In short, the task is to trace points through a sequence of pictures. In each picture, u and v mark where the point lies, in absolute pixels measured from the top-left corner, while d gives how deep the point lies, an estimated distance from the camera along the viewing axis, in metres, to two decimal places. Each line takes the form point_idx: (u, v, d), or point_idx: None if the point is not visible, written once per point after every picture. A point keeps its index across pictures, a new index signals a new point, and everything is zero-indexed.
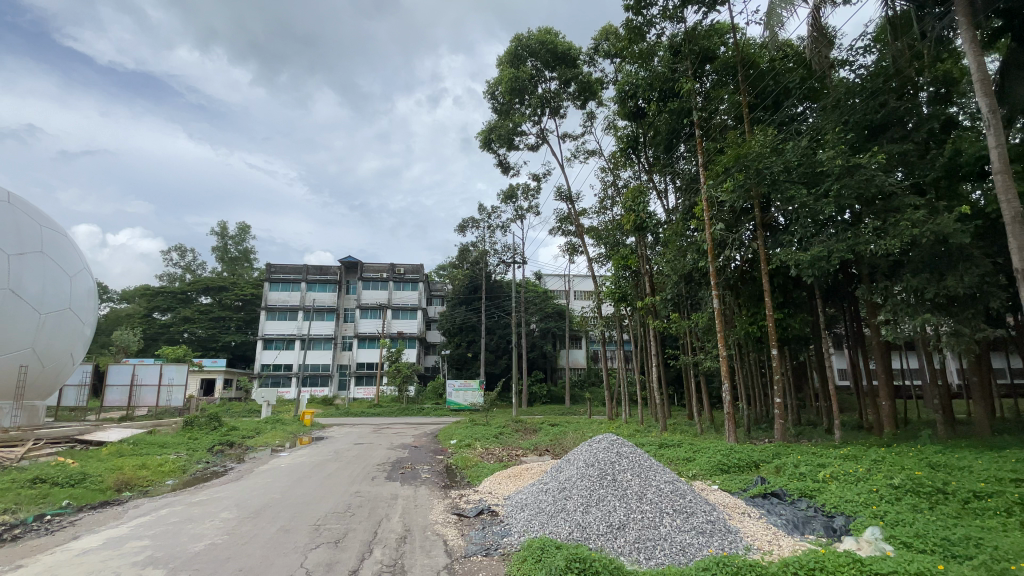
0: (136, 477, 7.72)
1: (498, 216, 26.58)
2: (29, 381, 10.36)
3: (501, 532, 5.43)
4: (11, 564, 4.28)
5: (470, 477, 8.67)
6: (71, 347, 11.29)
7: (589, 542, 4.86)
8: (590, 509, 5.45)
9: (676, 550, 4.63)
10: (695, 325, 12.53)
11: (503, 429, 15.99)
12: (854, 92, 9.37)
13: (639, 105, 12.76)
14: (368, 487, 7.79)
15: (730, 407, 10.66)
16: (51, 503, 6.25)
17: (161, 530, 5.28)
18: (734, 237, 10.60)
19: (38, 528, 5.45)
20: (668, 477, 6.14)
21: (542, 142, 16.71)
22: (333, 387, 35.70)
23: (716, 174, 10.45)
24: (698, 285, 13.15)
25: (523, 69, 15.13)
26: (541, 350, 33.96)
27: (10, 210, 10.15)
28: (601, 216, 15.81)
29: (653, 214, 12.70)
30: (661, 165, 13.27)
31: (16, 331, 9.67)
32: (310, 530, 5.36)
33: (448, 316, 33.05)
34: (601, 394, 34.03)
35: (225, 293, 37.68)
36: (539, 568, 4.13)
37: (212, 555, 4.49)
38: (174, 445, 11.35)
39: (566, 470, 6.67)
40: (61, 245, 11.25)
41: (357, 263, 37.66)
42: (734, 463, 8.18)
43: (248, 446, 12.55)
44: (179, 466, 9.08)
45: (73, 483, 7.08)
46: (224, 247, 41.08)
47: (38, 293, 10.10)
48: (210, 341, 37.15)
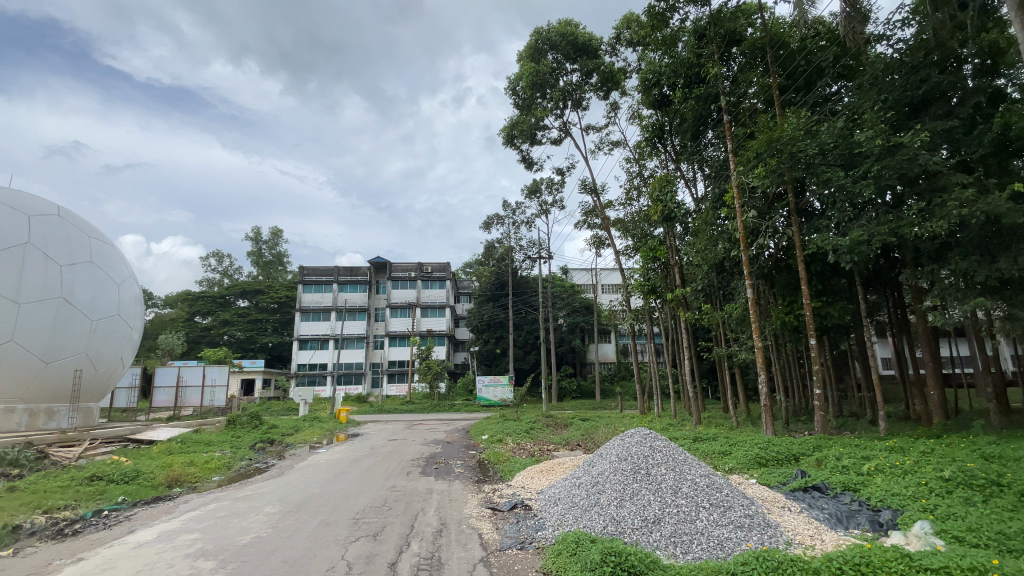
0: (185, 473, 8.08)
1: (523, 212, 26.54)
2: (83, 384, 10.93)
3: (536, 526, 5.45)
4: (73, 557, 4.54)
5: (502, 472, 8.72)
6: (121, 352, 11.86)
7: (624, 536, 4.82)
8: (624, 503, 5.42)
9: (713, 545, 4.56)
10: (728, 316, 12.25)
11: (533, 425, 15.88)
12: (892, 69, 9.00)
13: (664, 93, 12.52)
14: (404, 481, 7.94)
15: (768, 400, 10.23)
16: (109, 500, 6.61)
17: (210, 523, 5.53)
18: (767, 225, 10.25)
19: (96, 522, 5.77)
20: (704, 471, 6.05)
21: (565, 135, 16.54)
22: (367, 385, 36.38)
23: (747, 161, 10.17)
24: (730, 275, 12.81)
25: (544, 63, 15.02)
26: (570, 344, 33.82)
27: (59, 223, 10.86)
28: (627, 208, 15.62)
29: (681, 204, 12.42)
30: (688, 153, 12.97)
31: (69, 338, 10.24)
32: (349, 524, 5.49)
33: (475, 313, 33.37)
34: (632, 388, 33.72)
35: (261, 296, 38.84)
36: (575, 562, 4.14)
37: (257, 548, 4.65)
38: (219, 443, 11.80)
39: (598, 464, 6.65)
40: (109, 254, 11.89)
41: (385, 264, 38.32)
42: (772, 456, 7.98)
43: (288, 443, 12.99)
44: (224, 463, 9.46)
45: (127, 480, 7.48)
46: (259, 251, 42.47)
47: (89, 301, 10.69)
48: (249, 343, 38.45)
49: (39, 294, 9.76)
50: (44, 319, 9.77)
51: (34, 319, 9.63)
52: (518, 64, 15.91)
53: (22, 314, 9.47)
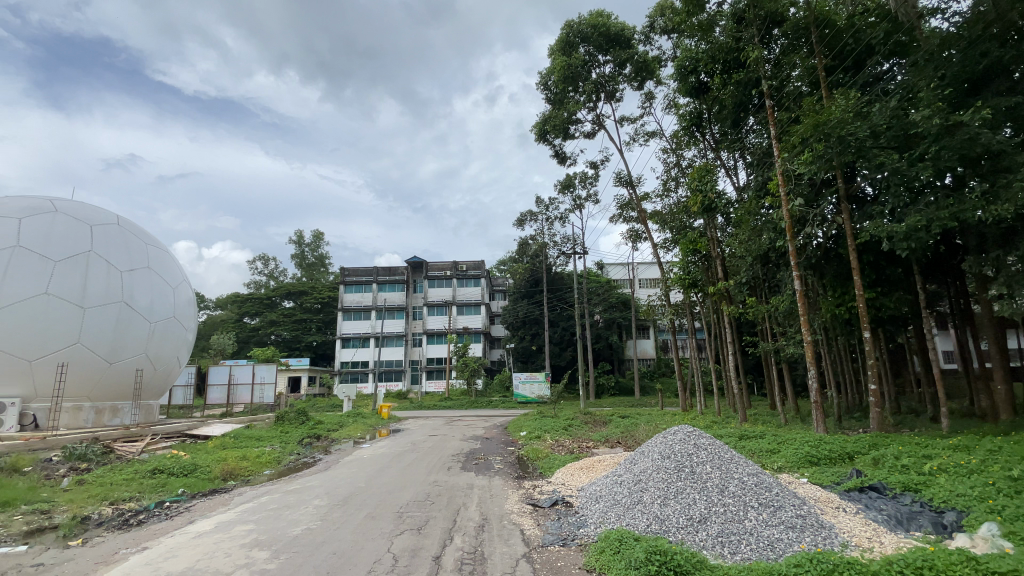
0: (239, 467, 8.48)
1: (557, 207, 26.39)
2: (144, 383, 11.62)
3: (577, 523, 5.41)
4: (139, 545, 4.82)
5: (542, 468, 8.71)
6: (177, 352, 12.53)
7: (669, 535, 4.72)
8: (668, 502, 5.30)
9: (763, 545, 4.40)
10: (774, 309, 11.81)
11: (571, 422, 15.77)
12: (948, 44, 8.35)
13: (702, 80, 12.16)
14: (446, 476, 8.07)
15: (818, 396, 9.79)
16: (170, 492, 7.01)
17: (263, 515, 5.77)
18: (815, 213, 9.78)
19: (159, 513, 6.12)
20: (752, 469, 5.85)
21: (598, 128, 16.30)
22: (407, 382, 37.17)
23: (792, 147, 9.76)
24: (775, 266, 12.33)
25: (576, 56, 14.83)
26: (607, 340, 33.42)
27: (119, 232, 11.58)
28: (664, 199, 15.28)
29: (722, 194, 12.01)
30: (728, 141, 12.54)
31: (130, 339, 10.89)
32: (393, 518, 5.60)
33: (511, 310, 33.50)
34: (672, 385, 33.05)
35: (305, 297, 40.22)
36: (618, 561, 4.08)
37: (308, 540, 4.82)
38: (270, 438, 12.33)
39: (640, 462, 6.54)
40: (165, 260, 12.58)
41: (422, 263, 38.87)
42: (824, 455, 7.64)
43: (333, 438, 13.42)
44: (275, 457, 9.85)
45: (186, 473, 7.90)
46: (302, 253, 43.98)
47: (147, 304, 11.35)
48: (295, 342, 39.94)
49: (103, 298, 10.47)
50: (108, 321, 10.46)
51: (99, 321, 10.32)
52: (550, 58, 15.77)
53: (88, 317, 10.18)
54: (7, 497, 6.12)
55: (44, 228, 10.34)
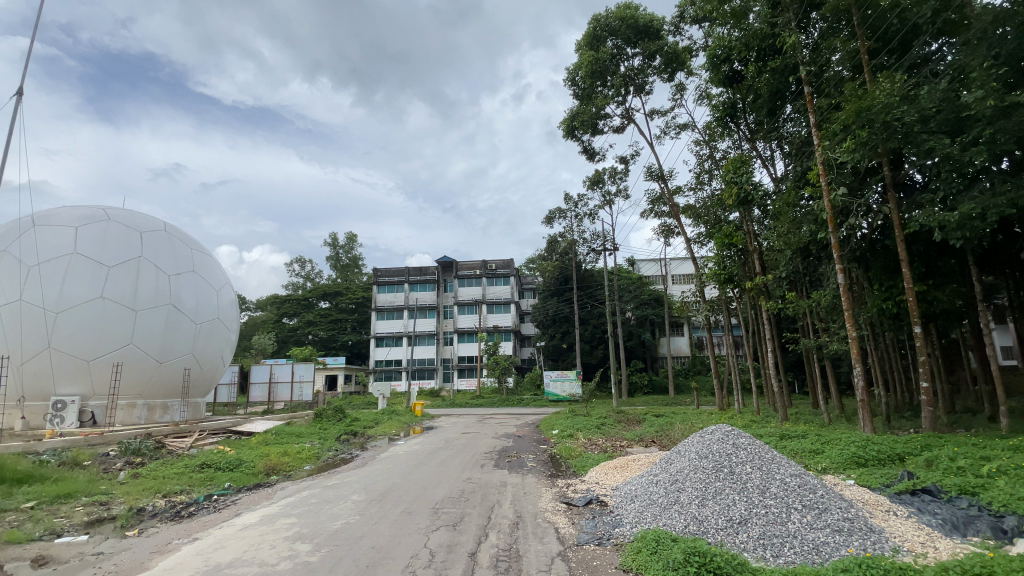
0: (281, 463, 8.77)
1: (586, 204, 26.18)
2: (191, 381, 12.15)
3: (613, 523, 5.34)
4: (190, 536, 5.05)
5: (575, 467, 8.65)
6: (221, 352, 13.04)
7: (707, 536, 4.60)
8: (706, 502, 5.18)
9: (808, 549, 4.24)
10: (815, 304, 11.39)
11: (604, 421, 15.60)
12: (1002, 21, 7.70)
13: (736, 69, 11.82)
14: (479, 474, 8.12)
15: (864, 394, 9.36)
16: (217, 486, 7.32)
17: (304, 509, 5.95)
18: (859, 203, 9.35)
19: (207, 506, 6.40)
20: (795, 470, 5.64)
21: (628, 122, 16.05)
22: (439, 380, 37.65)
23: (833, 135, 9.35)
24: (817, 260, 11.88)
25: (603, 50, 14.63)
26: (639, 337, 32.96)
27: (166, 238, 12.16)
28: (697, 192, 14.93)
29: (759, 185, 11.61)
30: (764, 131, 12.14)
31: (177, 340, 11.41)
32: (429, 514, 5.68)
33: (541, 308, 33.45)
34: (708, 383, 32.32)
35: (340, 297, 41.29)
36: (656, 562, 4.01)
37: (348, 533, 4.94)
38: (309, 435, 12.71)
39: (677, 461, 6.41)
40: (209, 264, 13.12)
41: (452, 263, 39.26)
42: (872, 456, 7.32)
43: (369, 435, 13.72)
44: (314, 453, 10.16)
45: (232, 468, 8.23)
46: (337, 255, 45.09)
47: (193, 306, 11.87)
48: (331, 341, 41.01)
49: (152, 301, 11.02)
50: (157, 323, 10.99)
51: (149, 323, 10.86)
52: (577, 54, 15.60)
53: (140, 318, 10.73)
54: (69, 489, 6.52)
55: (98, 236, 10.96)
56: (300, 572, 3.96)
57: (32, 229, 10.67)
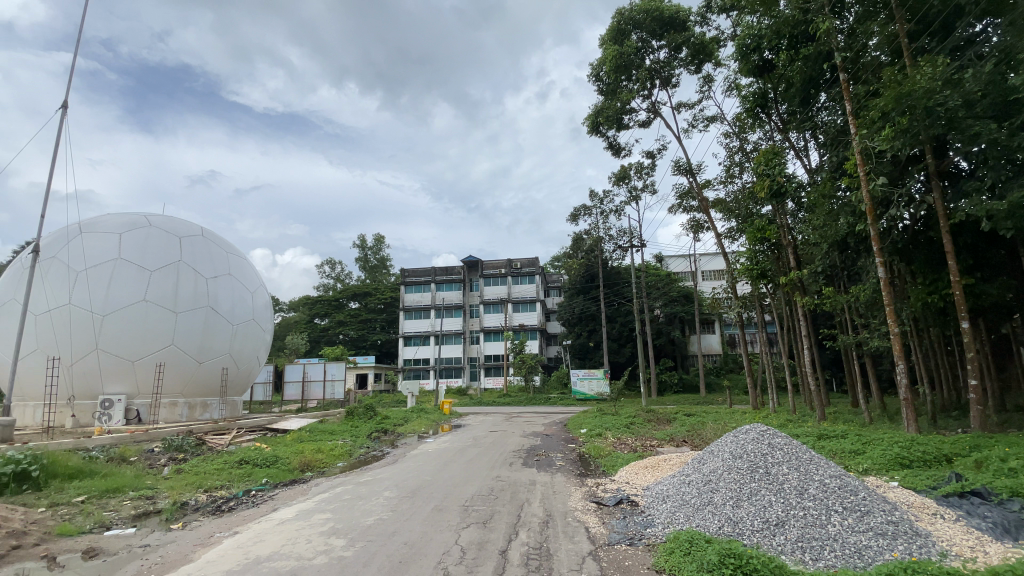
0: (315, 459, 9.01)
1: (612, 200, 25.90)
2: (229, 380, 12.57)
3: (644, 523, 5.27)
4: (231, 530, 5.24)
5: (605, 466, 8.59)
6: (257, 352, 13.45)
7: (743, 538, 4.49)
8: (741, 503, 5.05)
9: (850, 552, 4.09)
10: (854, 300, 10.97)
11: (633, 420, 15.41)
12: None
13: (766, 58, 11.51)
14: (508, 472, 8.14)
15: (908, 393, 8.96)
16: (255, 481, 7.56)
17: (338, 505, 6.09)
18: (900, 193, 8.96)
19: (246, 501, 6.62)
20: (834, 471, 5.45)
21: (654, 116, 15.79)
22: (466, 378, 37.98)
23: (870, 123, 8.97)
24: (856, 253, 11.43)
25: (628, 43, 14.42)
26: (668, 335, 32.45)
27: (203, 242, 12.62)
28: (727, 185, 14.58)
29: (792, 177, 11.23)
30: (797, 121, 11.76)
31: (216, 340, 11.83)
32: (460, 511, 5.73)
33: (567, 306, 33.32)
34: (740, 381, 31.58)
35: (370, 298, 42.09)
36: (690, 562, 3.95)
37: (381, 529, 5.03)
38: (342, 432, 12.99)
39: (709, 462, 6.28)
40: (244, 267, 13.56)
41: (477, 262, 39.54)
42: (918, 457, 7.00)
43: (399, 433, 13.97)
44: (346, 450, 10.38)
45: (269, 464, 8.50)
46: (365, 256, 45.94)
47: (230, 308, 12.28)
48: (361, 340, 41.84)
49: (191, 303, 11.45)
50: (196, 324, 11.42)
51: (189, 325, 11.29)
52: (600, 49, 15.44)
53: (180, 320, 11.17)
54: (117, 484, 6.85)
55: (141, 242, 11.46)
56: (335, 567, 4.05)
57: (80, 236, 11.22)
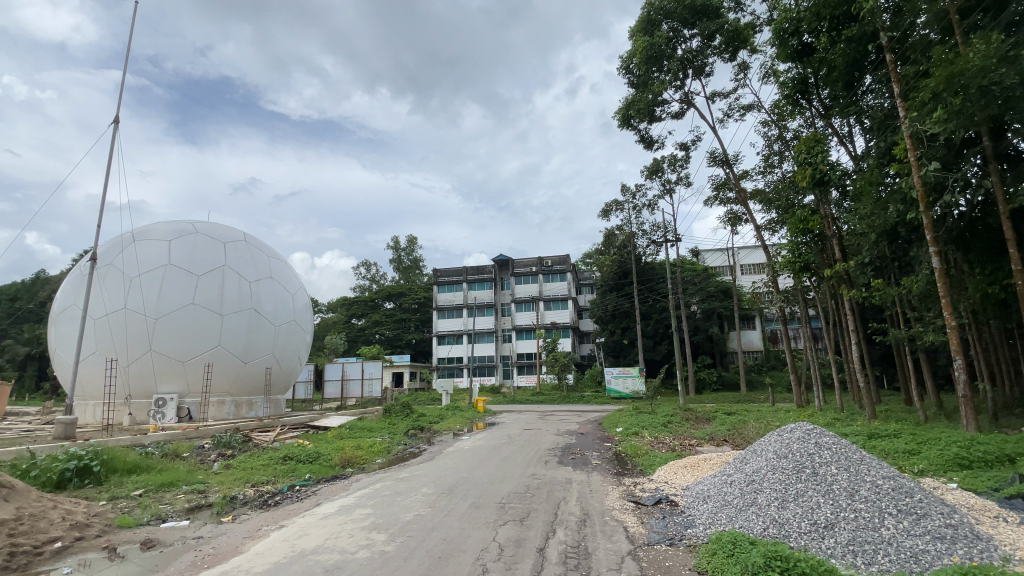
0: (355, 456, 9.25)
1: (644, 194, 25.46)
2: (272, 379, 13.04)
3: (685, 523, 5.17)
4: (278, 523, 5.44)
5: (642, 465, 8.48)
6: (298, 352, 13.91)
7: (789, 540, 4.32)
8: (787, 504, 4.88)
9: (905, 557, 3.88)
10: (906, 292, 10.41)
11: (670, 419, 15.11)
12: None
13: (806, 41, 11.03)
14: (544, 470, 8.13)
15: (967, 389, 8.44)
16: (299, 477, 7.82)
17: (378, 500, 6.23)
18: (955, 178, 8.42)
19: (291, 495, 6.86)
20: (887, 472, 5.18)
21: (687, 107, 15.41)
22: (499, 377, 38.17)
23: (921, 105, 8.47)
24: (907, 243, 10.84)
25: (659, 34, 14.12)
26: (706, 332, 31.68)
27: (246, 247, 13.14)
28: (766, 176, 14.11)
29: (836, 165, 10.74)
30: (841, 106, 11.25)
31: (259, 341, 12.29)
32: (497, 508, 5.76)
33: (600, 304, 33.02)
34: (783, 378, 30.53)
35: (404, 298, 42.84)
36: (733, 564, 3.84)
37: (420, 525, 5.11)
38: (380, 430, 13.27)
39: (752, 462, 6.10)
40: (284, 270, 14.04)
41: (509, 261, 39.72)
42: (979, 457, 6.59)
43: (436, 430, 14.19)
44: (385, 447, 10.61)
45: (312, 460, 8.79)
46: (399, 257, 46.79)
47: (272, 309, 12.74)
48: (396, 340, 42.62)
49: (236, 305, 11.94)
50: (241, 326, 11.90)
51: (234, 326, 11.77)
52: (630, 41, 15.18)
53: (226, 321, 11.67)
54: (172, 479, 7.22)
55: (189, 248, 12.03)
56: (377, 561, 4.13)
57: (133, 243, 11.87)
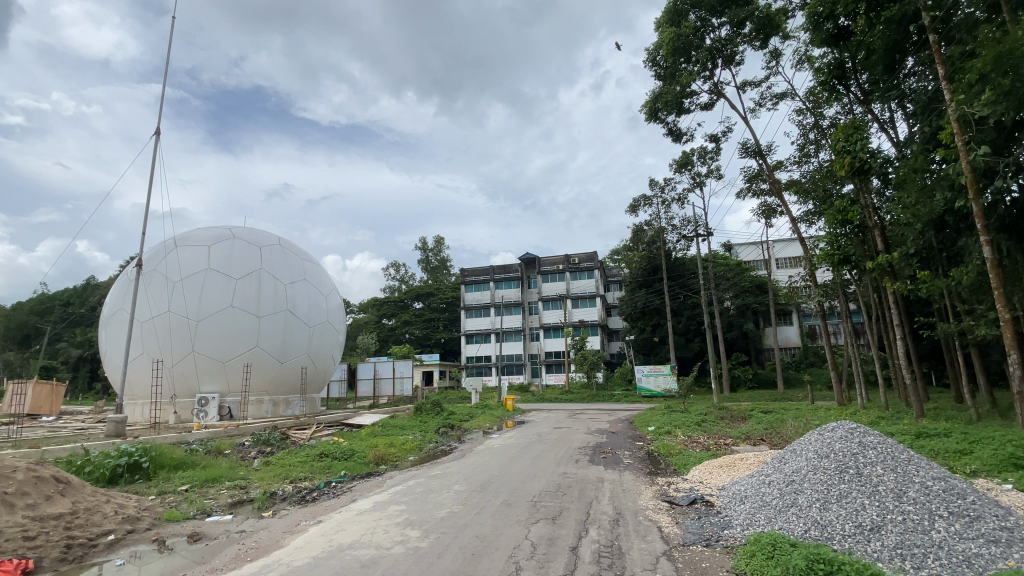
0: (388, 453, 9.42)
1: (673, 188, 24.97)
2: (308, 379, 13.41)
3: (722, 524, 5.05)
4: (316, 519, 5.59)
5: (676, 464, 8.33)
6: (332, 352, 14.24)
7: (832, 542, 4.16)
8: (829, 506, 4.71)
9: (958, 561, 3.69)
10: (955, 283, 9.89)
11: (703, 417, 14.81)
12: None
13: (842, 24, 10.54)
14: (574, 469, 8.10)
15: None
16: (334, 473, 8.02)
17: (412, 497, 6.33)
18: (1007, 162, 7.95)
19: (327, 492, 7.05)
20: (937, 472, 4.95)
21: (717, 98, 15.03)
22: (528, 375, 38.18)
23: (967, 87, 8.04)
24: (956, 232, 10.29)
25: (686, 24, 13.83)
26: (741, 328, 30.88)
27: (281, 250, 13.56)
28: (802, 166, 13.63)
29: (877, 152, 10.29)
30: (880, 91, 10.79)
31: (295, 341, 12.65)
32: (528, 506, 5.77)
33: (628, 301, 32.65)
34: (822, 376, 29.48)
35: (433, 297, 43.33)
36: (773, 566, 3.73)
37: (452, 522, 5.16)
38: (411, 427, 13.47)
39: (791, 462, 5.91)
40: (317, 272, 14.40)
41: (535, 259, 39.70)
42: None
43: (466, 428, 14.30)
44: (417, 445, 10.76)
45: (347, 457, 9.00)
46: (427, 257, 47.34)
47: (306, 311, 13.09)
48: (426, 339, 43.13)
49: (272, 307, 12.33)
50: (277, 327, 12.27)
51: (271, 327, 12.16)
52: (656, 32, 14.89)
53: (263, 323, 12.06)
54: (215, 475, 7.52)
55: (227, 252, 12.48)
56: (412, 557, 4.20)
57: (175, 250, 12.39)
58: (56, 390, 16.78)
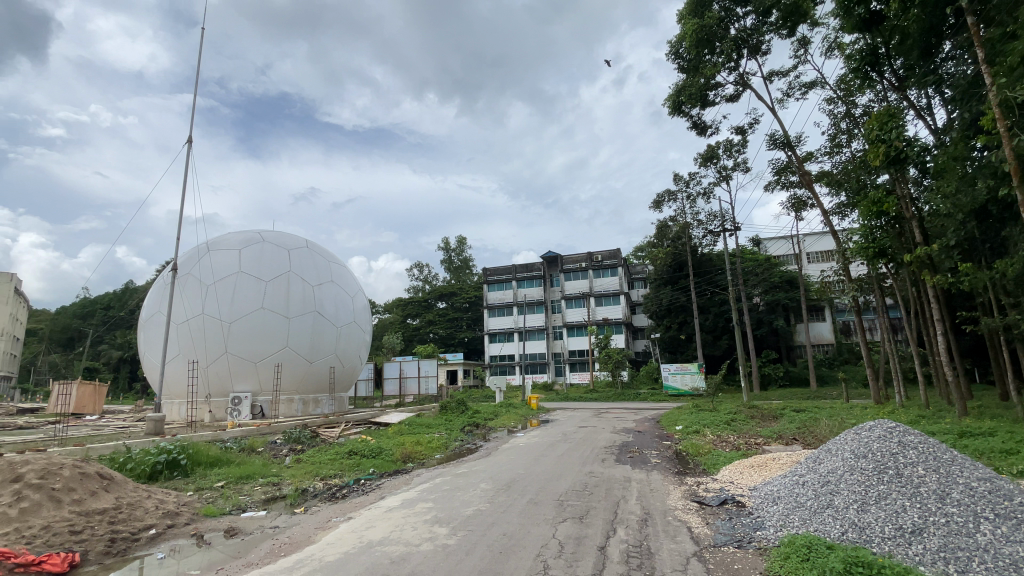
0: (415, 451, 9.52)
1: (698, 183, 24.50)
2: (336, 378, 13.67)
3: (754, 525, 4.94)
4: (346, 515, 5.69)
5: (706, 464, 8.17)
6: (359, 352, 14.49)
7: (871, 545, 4.02)
8: (867, 508, 4.55)
9: (1007, 565, 3.51)
10: (1000, 275, 9.43)
11: (733, 416, 14.48)
12: None
13: (874, 9, 10.08)
14: (601, 468, 8.04)
15: None
16: (363, 471, 8.15)
17: (439, 494, 6.38)
18: None
19: (356, 489, 7.17)
20: (983, 473, 4.73)
21: (742, 89, 14.67)
22: (552, 374, 38.09)
23: (1011, 69, 7.65)
24: (1000, 222, 9.79)
25: (709, 14, 13.54)
26: (771, 325, 30.12)
27: (308, 253, 13.86)
28: (834, 156, 13.20)
29: (913, 141, 9.89)
30: (916, 77, 10.37)
31: (323, 341, 12.92)
32: (555, 505, 5.75)
33: (653, 298, 32.23)
34: (857, 373, 28.51)
35: (455, 297, 43.66)
36: (808, 569, 3.63)
37: (479, 520, 5.18)
38: (437, 426, 13.58)
39: (826, 462, 5.74)
40: (343, 273, 14.67)
41: (558, 257, 39.55)
42: None
43: (490, 427, 14.35)
44: (442, 443, 10.84)
45: (374, 455, 9.14)
46: (449, 258, 47.67)
47: (333, 311, 13.35)
48: (450, 338, 43.44)
49: (301, 308, 12.62)
50: (306, 327, 12.55)
51: (299, 328, 12.44)
52: (678, 24, 14.62)
53: (292, 324, 12.35)
54: (250, 472, 7.74)
55: (256, 255, 12.82)
56: (440, 554, 4.23)
57: (207, 254, 12.79)
58: (99, 390, 17.51)
